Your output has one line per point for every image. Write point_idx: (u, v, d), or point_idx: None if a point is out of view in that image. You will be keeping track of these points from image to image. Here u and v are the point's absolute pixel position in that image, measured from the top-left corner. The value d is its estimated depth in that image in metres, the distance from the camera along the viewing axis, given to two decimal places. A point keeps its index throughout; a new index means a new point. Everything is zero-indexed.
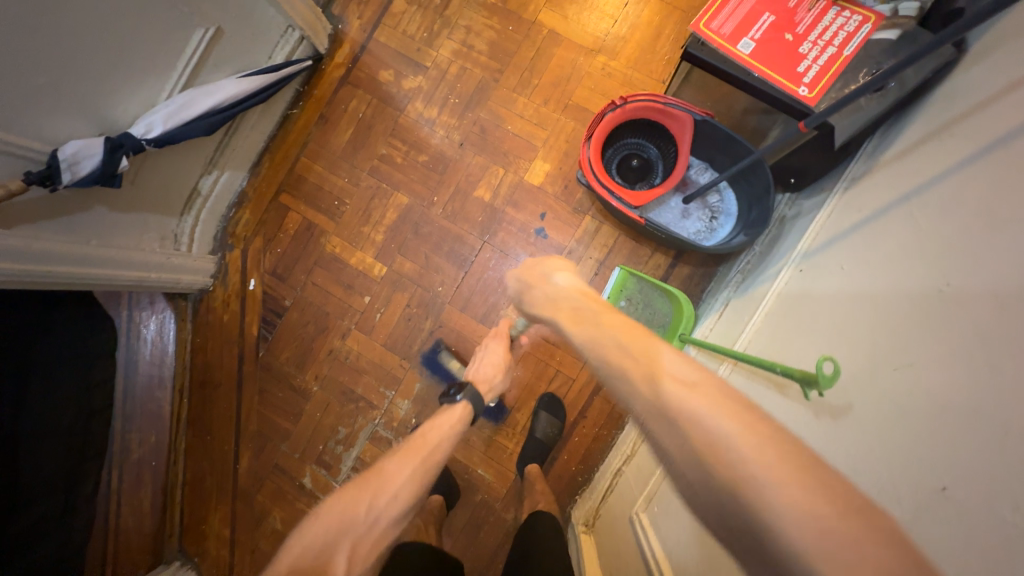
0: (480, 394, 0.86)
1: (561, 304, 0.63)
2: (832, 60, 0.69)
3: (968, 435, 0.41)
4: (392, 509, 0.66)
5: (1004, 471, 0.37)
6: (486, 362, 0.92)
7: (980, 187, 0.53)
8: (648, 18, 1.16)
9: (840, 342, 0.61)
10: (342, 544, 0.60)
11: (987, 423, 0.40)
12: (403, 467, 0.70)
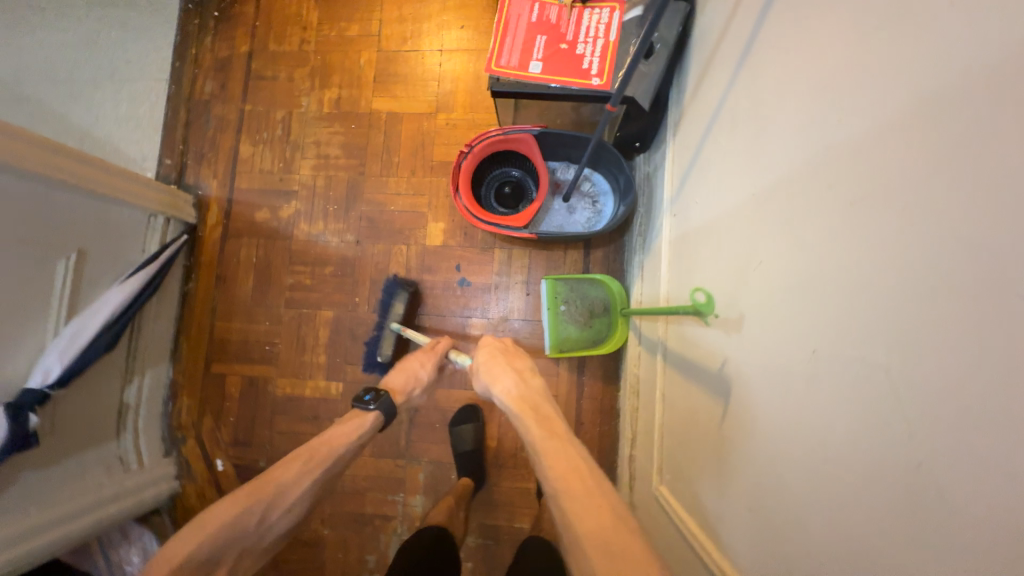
0: (394, 404, 0.90)
1: (524, 394, 0.77)
2: (605, 48, 0.82)
3: (812, 301, 0.47)
4: (284, 521, 0.70)
5: (842, 318, 0.42)
6: (405, 372, 0.96)
7: (745, 102, 0.64)
8: (464, 68, 1.28)
9: (717, 263, 0.69)
10: (228, 557, 0.63)
11: (818, 285, 0.46)
12: (301, 475, 0.74)
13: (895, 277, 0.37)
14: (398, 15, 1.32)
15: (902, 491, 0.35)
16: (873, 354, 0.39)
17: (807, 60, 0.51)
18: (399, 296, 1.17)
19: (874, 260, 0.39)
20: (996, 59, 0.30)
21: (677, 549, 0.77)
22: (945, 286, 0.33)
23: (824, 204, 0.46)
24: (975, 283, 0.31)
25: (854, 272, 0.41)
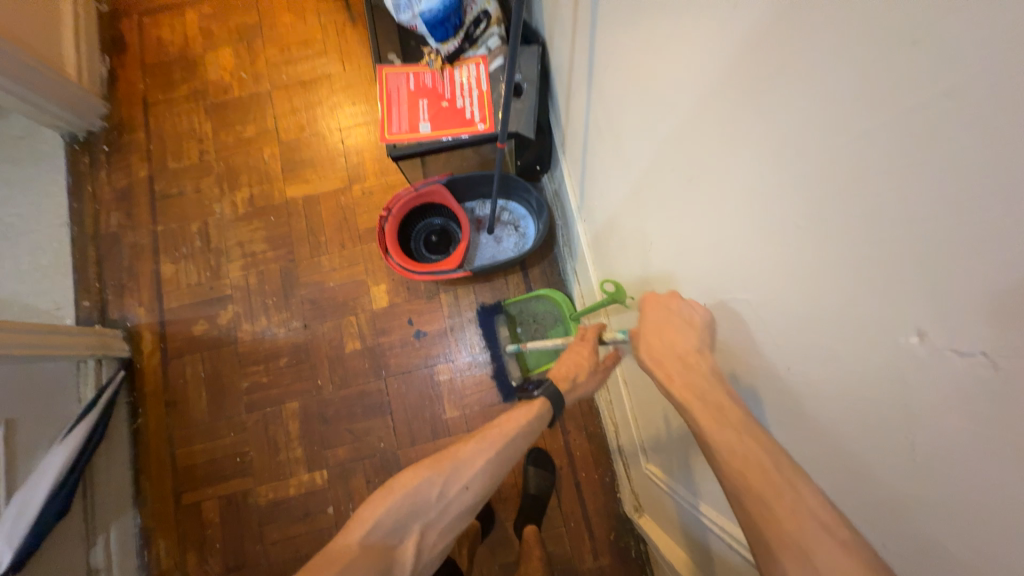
0: (561, 394, 0.76)
1: (681, 372, 0.53)
2: (480, 97, 0.93)
3: (694, 264, 0.57)
4: (462, 498, 0.64)
5: (715, 272, 0.53)
6: (566, 362, 0.81)
7: (601, 119, 0.77)
8: (365, 139, 1.36)
9: (624, 252, 0.79)
10: (410, 526, 0.61)
11: (693, 250, 0.57)
12: (481, 450, 0.67)
13: (737, 232, 0.48)
14: (290, 107, 1.39)
15: (788, 392, 0.45)
16: (741, 291, 0.49)
17: (629, 81, 0.64)
18: (501, 318, 1.23)
19: (718, 221, 0.50)
20: (730, 68, 0.43)
21: (677, 513, 0.82)
22: (761, 229, 0.44)
23: (674, 186, 0.58)
24: (775, 221, 0.42)
25: (709, 233, 0.52)
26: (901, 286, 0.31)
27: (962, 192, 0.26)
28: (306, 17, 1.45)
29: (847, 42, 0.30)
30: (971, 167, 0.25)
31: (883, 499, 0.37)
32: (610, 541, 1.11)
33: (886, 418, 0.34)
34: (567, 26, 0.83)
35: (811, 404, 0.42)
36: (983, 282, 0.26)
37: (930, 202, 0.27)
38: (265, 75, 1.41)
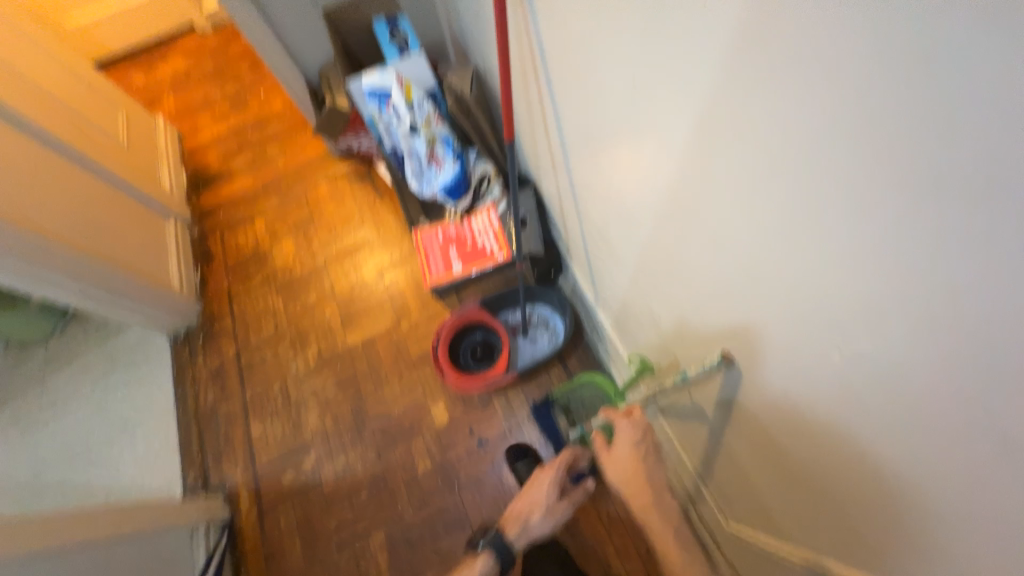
0: (503, 544, 0.95)
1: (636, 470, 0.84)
2: (495, 236, 1.19)
3: (696, 324, 0.73)
4: None
5: (712, 327, 0.68)
6: (525, 497, 0.99)
7: (593, 230, 1.00)
8: (405, 282, 1.64)
9: (641, 326, 0.95)
10: None
11: (692, 314, 0.73)
12: None
13: (714, 295, 0.64)
14: (341, 271, 1.70)
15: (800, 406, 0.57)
16: (737, 336, 0.63)
17: (606, 204, 0.87)
18: (557, 412, 1.30)
19: (699, 290, 0.68)
20: (669, 194, 0.64)
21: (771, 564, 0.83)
22: (729, 292, 0.60)
23: (662, 269, 0.76)
24: (736, 284, 0.58)
25: (696, 299, 0.69)
26: (830, 307, 0.45)
27: (817, 246, 0.43)
28: (346, 201, 1.85)
29: (725, 178, 0.51)
30: (813, 234, 0.43)
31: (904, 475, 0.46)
32: None
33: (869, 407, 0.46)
34: (549, 172, 1.11)
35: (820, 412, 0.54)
36: (858, 297, 0.41)
37: (809, 254, 0.45)
38: (320, 252, 1.76)
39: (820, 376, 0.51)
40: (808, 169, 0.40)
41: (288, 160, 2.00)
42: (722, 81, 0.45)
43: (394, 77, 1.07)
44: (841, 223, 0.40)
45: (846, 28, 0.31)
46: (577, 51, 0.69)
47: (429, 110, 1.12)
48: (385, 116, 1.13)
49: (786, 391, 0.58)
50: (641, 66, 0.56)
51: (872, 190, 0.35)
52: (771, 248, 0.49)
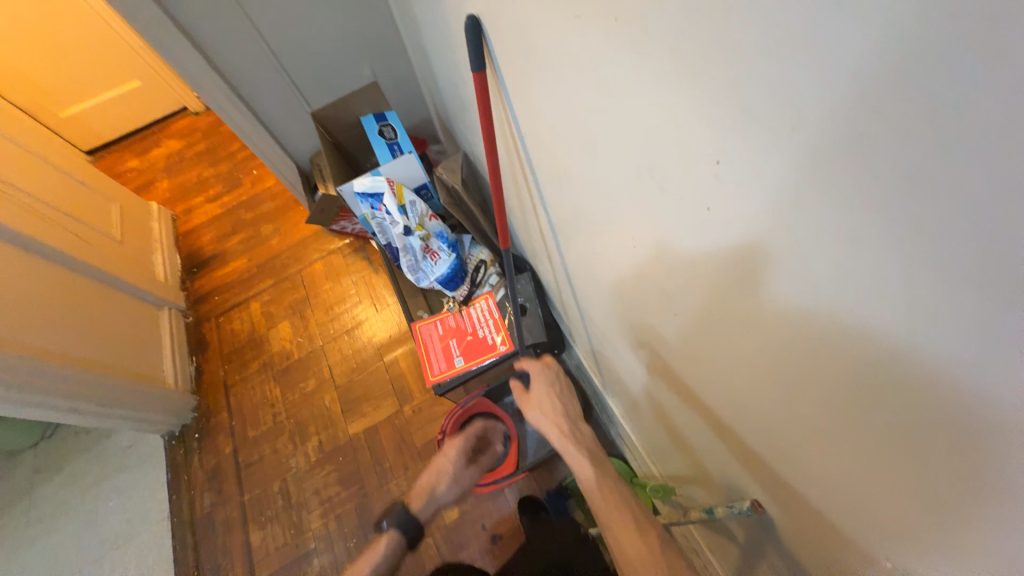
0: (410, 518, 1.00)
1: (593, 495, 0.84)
2: (496, 324, 1.16)
3: (714, 455, 0.67)
4: None
5: (733, 466, 0.63)
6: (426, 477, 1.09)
7: (597, 328, 0.96)
8: (406, 362, 1.59)
9: (657, 428, 0.90)
10: None
11: (708, 444, 0.68)
12: None
13: (732, 441, 0.59)
14: (340, 356, 1.66)
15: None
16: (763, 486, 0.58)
17: (608, 313, 0.84)
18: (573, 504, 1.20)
19: (714, 429, 0.63)
20: (673, 334, 0.61)
21: None
22: (749, 447, 0.55)
23: (672, 394, 0.72)
24: (756, 444, 0.53)
25: (711, 434, 0.64)
26: (870, 515, 0.40)
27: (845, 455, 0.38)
28: (340, 280, 1.83)
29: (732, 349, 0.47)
30: (837, 442, 0.38)
31: None
32: None
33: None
34: (546, 262, 1.09)
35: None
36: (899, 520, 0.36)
37: (835, 458, 0.40)
38: (317, 336, 1.72)
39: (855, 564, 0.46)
40: (822, 383, 0.36)
41: (281, 239, 1.99)
42: (716, 272, 0.42)
43: (386, 182, 1.06)
44: (862, 446, 0.35)
45: (852, 289, 0.28)
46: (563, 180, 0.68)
47: (422, 208, 1.11)
48: (378, 216, 1.10)
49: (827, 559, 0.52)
50: (631, 222, 0.54)
51: (892, 432, 0.31)
52: (785, 428, 0.45)
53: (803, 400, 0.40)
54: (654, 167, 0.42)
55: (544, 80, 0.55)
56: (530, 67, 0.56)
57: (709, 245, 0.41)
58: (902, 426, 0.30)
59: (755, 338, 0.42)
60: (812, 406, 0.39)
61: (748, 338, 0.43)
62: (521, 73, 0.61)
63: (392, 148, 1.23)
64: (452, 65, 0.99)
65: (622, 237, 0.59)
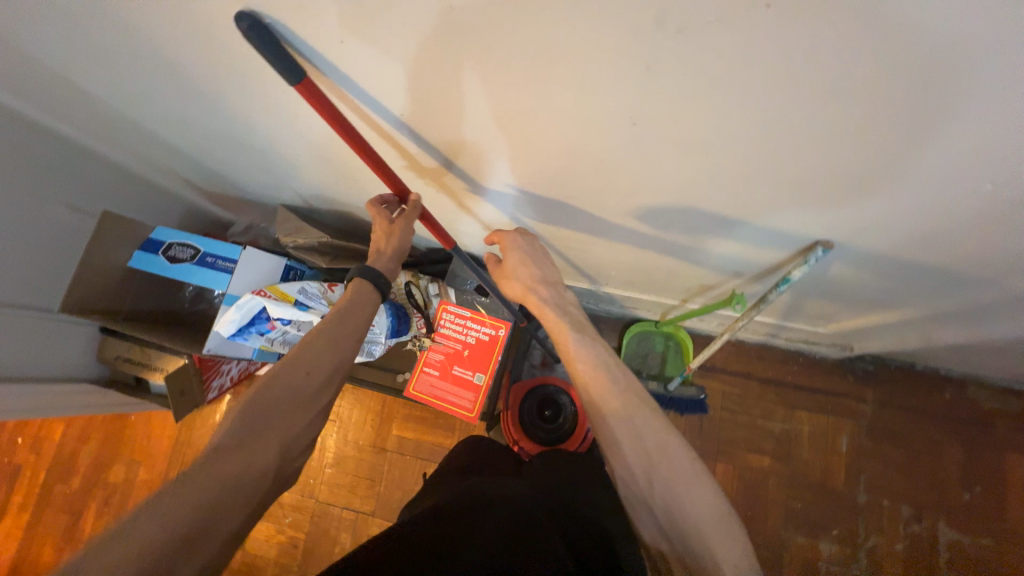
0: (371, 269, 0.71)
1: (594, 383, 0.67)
2: (474, 319, 1.02)
3: (766, 246, 0.70)
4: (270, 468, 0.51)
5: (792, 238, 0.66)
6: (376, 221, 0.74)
7: (571, 241, 0.91)
8: (411, 429, 1.37)
9: (674, 274, 0.93)
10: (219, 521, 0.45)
11: (755, 242, 0.70)
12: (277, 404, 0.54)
13: (793, 216, 0.61)
14: (346, 489, 1.35)
15: (919, 241, 0.61)
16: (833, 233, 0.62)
17: (587, 219, 0.78)
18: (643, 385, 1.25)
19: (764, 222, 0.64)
20: (700, 175, 0.56)
21: (883, 328, 0.99)
22: (821, 205, 0.57)
23: (698, 231, 0.72)
24: (831, 198, 0.55)
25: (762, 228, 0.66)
26: (983, 163, 0.44)
27: (972, 126, 0.40)
28: None
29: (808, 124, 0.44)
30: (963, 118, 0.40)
31: None
32: (856, 383, 1.28)
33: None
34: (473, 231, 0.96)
35: (952, 234, 0.57)
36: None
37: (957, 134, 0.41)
38: (302, 500, 1.35)
39: (910, 221, 0.56)
40: (962, 69, 0.35)
41: (145, 464, 1.40)
42: (758, 87, 0.40)
43: (256, 295, 0.78)
44: (934, 126, 0.41)
45: None
46: (485, 131, 0.57)
47: (318, 285, 0.85)
48: (277, 336, 0.83)
49: (904, 238, 0.61)
50: (617, 110, 0.48)
51: (978, 87, 0.36)
52: (841, 172, 0.50)
53: (864, 135, 0.44)
54: (669, 13, 0.35)
55: (428, 21, 0.42)
56: (395, 20, 0.42)
57: (751, 61, 0.38)
58: (987, 79, 0.35)
59: (809, 119, 0.43)
60: (876, 133, 0.43)
61: (799, 124, 0.44)
62: (371, 40, 0.46)
63: (206, 259, 0.90)
64: (203, 110, 0.70)
65: (601, 137, 0.52)
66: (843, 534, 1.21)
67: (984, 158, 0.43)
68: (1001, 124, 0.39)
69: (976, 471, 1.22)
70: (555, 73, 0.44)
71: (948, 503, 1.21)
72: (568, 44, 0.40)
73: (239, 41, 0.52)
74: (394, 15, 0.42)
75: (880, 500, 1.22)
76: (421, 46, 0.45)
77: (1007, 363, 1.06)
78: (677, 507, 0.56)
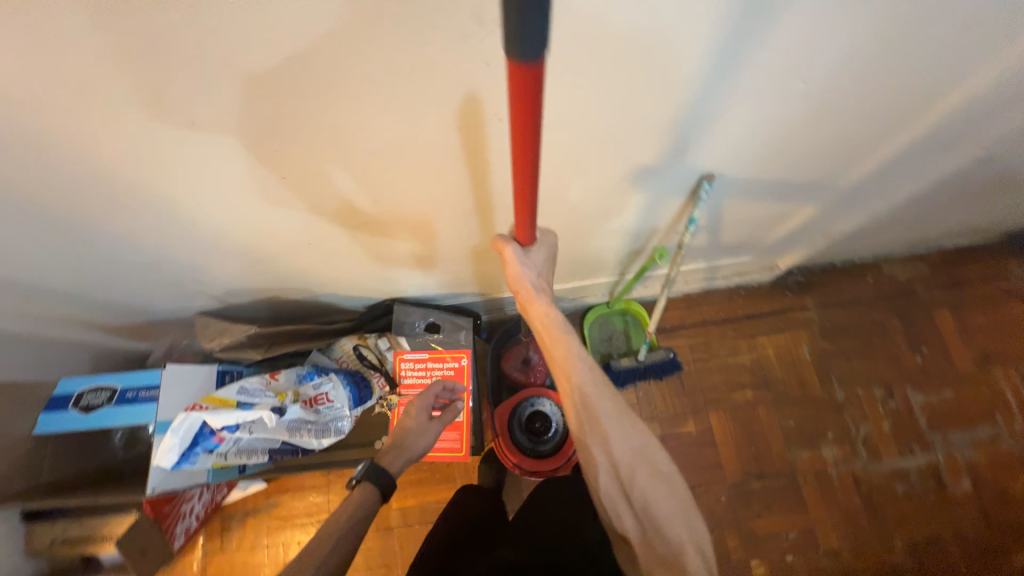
0: (374, 470, 0.78)
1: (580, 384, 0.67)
2: (433, 357, 0.98)
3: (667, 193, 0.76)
4: None
5: (683, 178, 0.72)
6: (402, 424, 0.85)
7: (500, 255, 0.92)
8: (411, 496, 1.29)
9: (602, 250, 0.98)
10: None
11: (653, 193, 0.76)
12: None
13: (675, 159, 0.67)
14: None
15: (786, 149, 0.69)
16: (714, 163, 0.69)
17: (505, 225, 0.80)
18: (618, 364, 1.27)
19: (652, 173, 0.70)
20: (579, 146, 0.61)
21: (793, 239, 1.09)
22: (694, 142, 0.64)
23: (604, 200, 0.77)
24: (693, 133, 0.62)
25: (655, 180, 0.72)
26: (792, 65, 0.52)
27: (769, 36, 0.48)
28: (259, 562, 1.23)
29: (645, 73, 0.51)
30: (759, 32, 0.48)
31: (884, 104, 0.61)
32: (796, 295, 1.39)
33: (849, 91, 0.58)
34: (406, 276, 0.96)
35: (803, 134, 0.66)
36: (814, 39, 0.50)
37: (762, 46, 0.49)
38: None
39: (764, 135, 0.64)
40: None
41: None
42: (582, 45, 0.46)
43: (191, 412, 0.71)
44: (737, 43, 0.49)
45: None
46: (377, 151, 0.60)
47: (257, 380, 0.82)
48: (229, 447, 0.76)
49: (770, 151, 0.69)
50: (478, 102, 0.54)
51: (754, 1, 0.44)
52: (685, 106, 0.57)
53: (685, 68, 0.51)
54: None
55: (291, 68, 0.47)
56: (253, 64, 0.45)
57: (563, 29, 0.44)
58: None
59: (642, 64, 0.49)
60: (693, 61, 0.50)
61: (635, 70, 0.50)
62: (237, 93, 0.49)
63: (127, 395, 0.82)
64: (73, 234, 0.66)
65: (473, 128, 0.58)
66: (838, 434, 1.28)
67: (781, 58, 0.51)
68: (786, 27, 0.47)
69: (917, 333, 1.35)
70: (413, 83, 0.50)
71: (907, 370, 1.32)
72: (407, 50, 0.46)
73: (91, 139, 0.51)
74: (246, 62, 0.45)
75: (856, 391, 1.31)
76: (288, 91, 0.49)
77: (898, 233, 1.20)
78: (658, 504, 0.63)
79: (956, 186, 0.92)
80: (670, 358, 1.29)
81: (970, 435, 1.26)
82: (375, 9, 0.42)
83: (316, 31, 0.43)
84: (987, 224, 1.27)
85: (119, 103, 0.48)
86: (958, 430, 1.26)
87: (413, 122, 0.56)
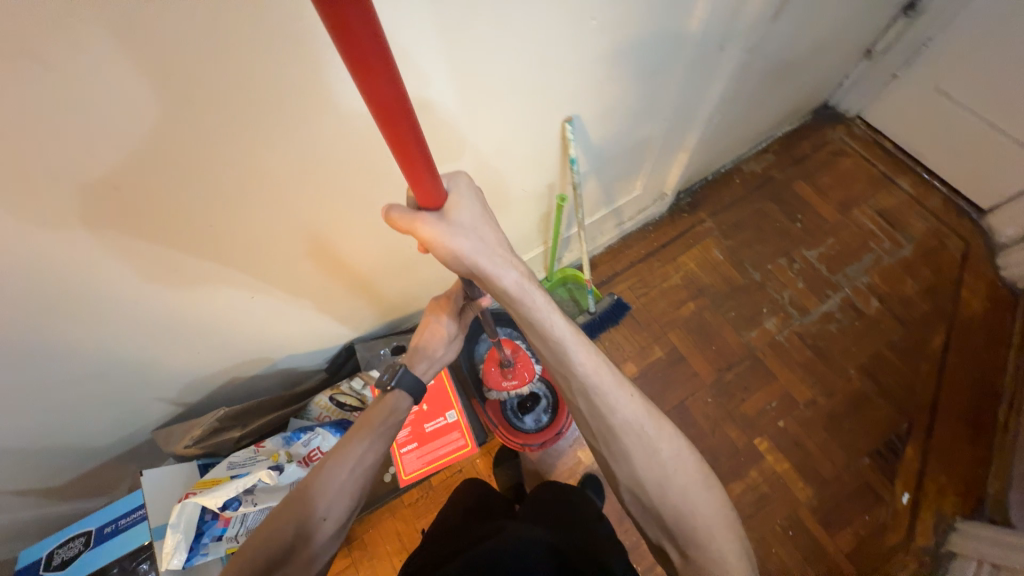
0: (409, 375, 0.81)
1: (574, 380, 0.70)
2: None
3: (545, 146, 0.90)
4: None
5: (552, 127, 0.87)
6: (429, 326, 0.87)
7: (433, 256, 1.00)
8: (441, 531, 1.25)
9: (518, 221, 1.10)
10: None
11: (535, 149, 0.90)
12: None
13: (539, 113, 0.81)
14: None
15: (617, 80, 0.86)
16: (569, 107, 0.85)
17: None
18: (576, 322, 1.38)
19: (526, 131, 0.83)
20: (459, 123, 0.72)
21: (664, 164, 1.29)
22: (546, 93, 0.78)
23: (499, 169, 0.89)
24: (543, 84, 0.76)
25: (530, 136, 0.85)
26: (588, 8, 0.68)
27: None
28: None
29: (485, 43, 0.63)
30: None
31: (666, 23, 0.80)
32: (691, 213, 1.61)
33: (638, 19, 0.76)
34: (356, 308, 1.00)
35: (624, 63, 0.83)
36: None
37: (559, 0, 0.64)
38: None
39: (594, 71, 0.80)
40: None
41: None
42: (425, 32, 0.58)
43: (186, 502, 0.70)
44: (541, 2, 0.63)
45: None
46: (292, 180, 0.65)
47: (244, 453, 0.81)
48: (238, 528, 0.74)
49: (607, 85, 0.85)
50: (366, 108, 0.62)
51: None
52: (526, 63, 0.70)
53: (512, 30, 0.64)
54: None
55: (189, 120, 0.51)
56: (156, 126, 0.50)
57: (406, 22, 0.55)
58: None
59: (478, 36, 0.62)
60: (517, 23, 0.64)
61: (476, 40, 0.62)
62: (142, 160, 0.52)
63: (104, 530, 0.79)
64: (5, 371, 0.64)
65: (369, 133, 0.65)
66: (771, 306, 1.47)
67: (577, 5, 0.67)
68: None
69: (789, 206, 1.62)
70: (305, 104, 0.57)
71: (796, 236, 1.57)
72: (290, 75, 0.53)
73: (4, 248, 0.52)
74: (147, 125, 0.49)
75: (768, 268, 1.53)
76: (192, 143, 0.53)
77: (737, 134, 1.46)
78: (695, 512, 0.65)
79: (752, 78, 1.17)
80: (615, 301, 1.44)
81: (861, 265, 1.52)
82: (255, 43, 0.48)
83: (209, 80, 0.49)
84: (795, 106, 1.59)
85: (27, 202, 0.49)
86: (850, 265, 1.52)
87: (316, 141, 0.62)
